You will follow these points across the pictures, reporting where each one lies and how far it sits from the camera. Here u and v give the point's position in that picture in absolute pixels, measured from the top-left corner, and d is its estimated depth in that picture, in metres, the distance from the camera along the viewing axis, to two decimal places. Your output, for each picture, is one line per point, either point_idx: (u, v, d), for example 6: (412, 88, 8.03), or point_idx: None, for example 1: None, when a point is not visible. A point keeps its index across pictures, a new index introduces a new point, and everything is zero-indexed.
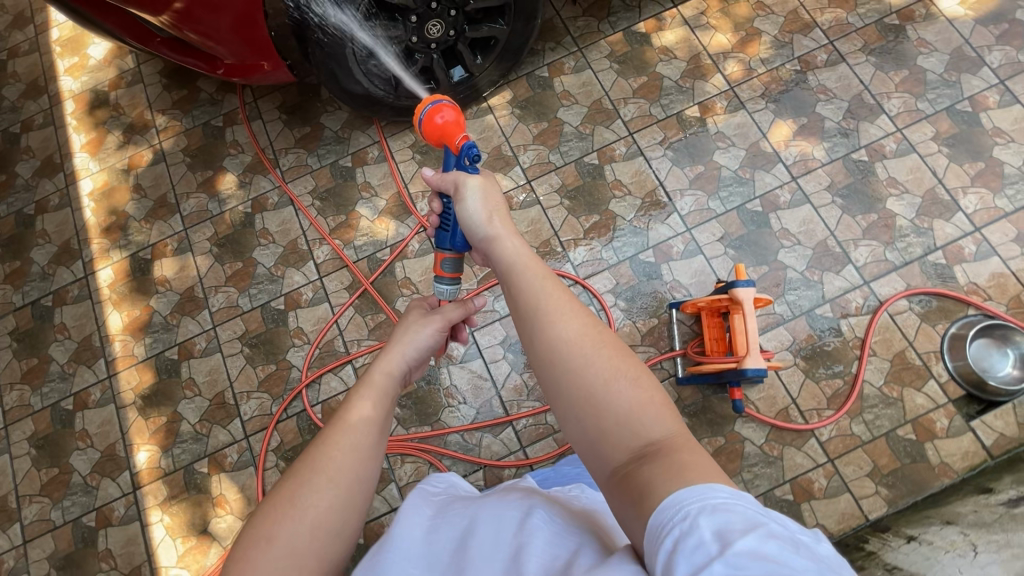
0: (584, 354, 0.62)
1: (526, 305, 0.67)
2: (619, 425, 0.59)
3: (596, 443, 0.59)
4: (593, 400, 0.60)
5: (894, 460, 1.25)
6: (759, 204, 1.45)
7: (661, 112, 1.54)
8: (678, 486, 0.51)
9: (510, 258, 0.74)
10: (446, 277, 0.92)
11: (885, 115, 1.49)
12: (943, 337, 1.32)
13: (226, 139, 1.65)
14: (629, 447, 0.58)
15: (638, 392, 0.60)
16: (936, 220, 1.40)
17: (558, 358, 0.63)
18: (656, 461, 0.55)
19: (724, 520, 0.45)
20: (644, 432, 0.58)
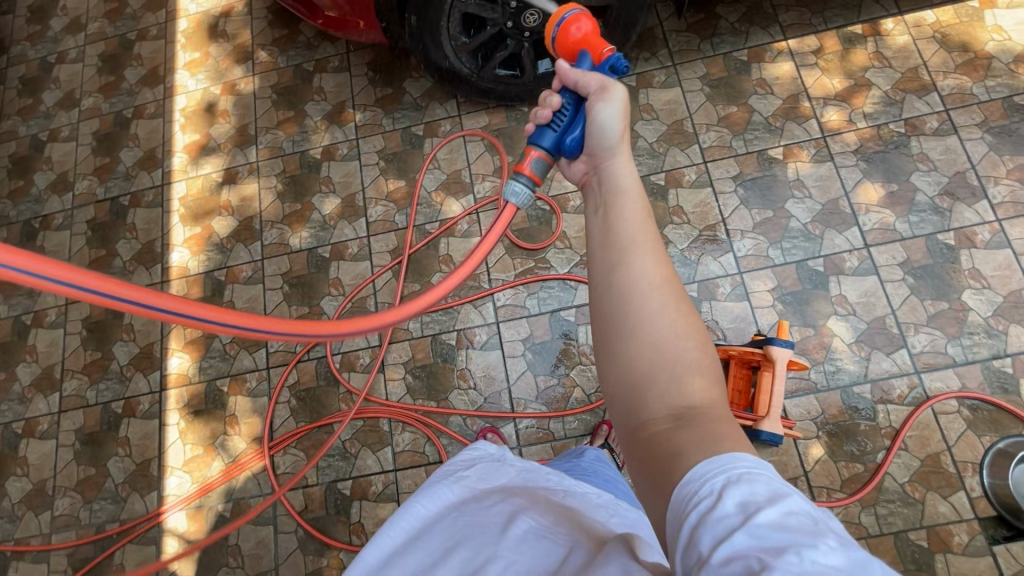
0: (658, 301, 0.58)
1: (616, 242, 0.62)
2: (670, 385, 0.55)
3: (637, 395, 0.57)
4: (654, 350, 0.57)
5: (896, 562, 1.18)
6: (822, 264, 1.38)
7: (742, 147, 1.48)
8: (704, 454, 0.48)
9: (618, 190, 0.67)
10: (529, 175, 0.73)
11: (986, 200, 1.37)
12: (986, 449, 1.23)
13: (313, 85, 1.71)
14: (666, 403, 0.55)
15: (698, 357, 0.57)
16: (1013, 325, 1.29)
17: (634, 302, 0.58)
18: (695, 425, 0.52)
19: (747, 490, 0.42)
20: (689, 393, 0.55)
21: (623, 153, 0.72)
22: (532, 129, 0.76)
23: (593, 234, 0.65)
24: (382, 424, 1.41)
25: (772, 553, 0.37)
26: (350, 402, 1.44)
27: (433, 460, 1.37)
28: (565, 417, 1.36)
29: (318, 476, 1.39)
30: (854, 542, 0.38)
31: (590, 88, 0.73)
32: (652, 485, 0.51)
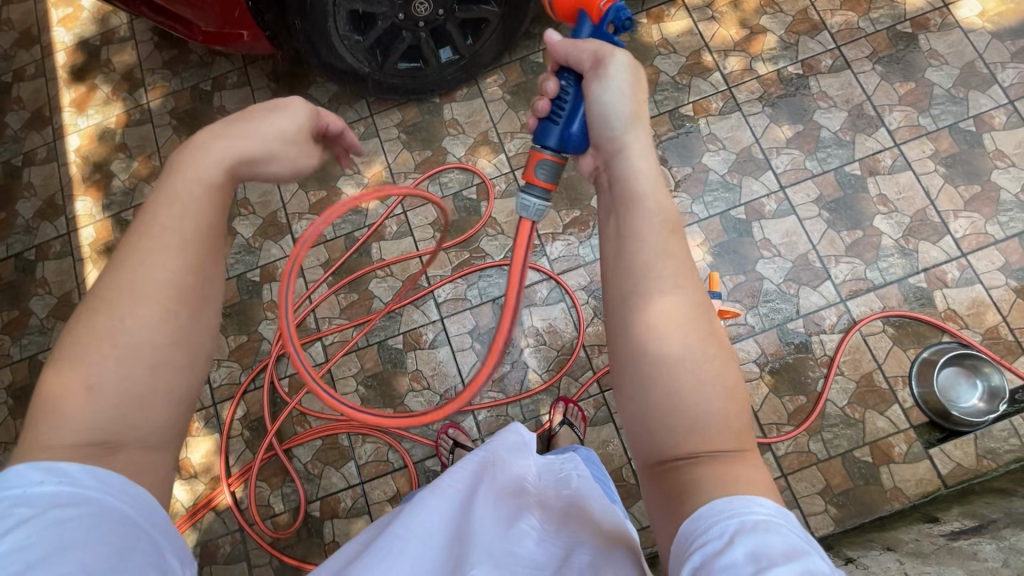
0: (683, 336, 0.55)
1: (633, 265, 0.59)
2: (693, 422, 0.53)
3: (653, 427, 0.55)
4: (679, 387, 0.54)
5: (846, 481, 1.25)
6: (743, 212, 1.42)
7: (653, 109, 1.50)
8: (719, 494, 0.50)
9: (637, 198, 0.63)
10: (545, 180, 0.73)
11: (884, 128, 1.44)
12: (912, 361, 1.31)
13: (213, 104, 1.63)
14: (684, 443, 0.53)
15: (726, 400, 0.55)
16: (922, 242, 1.37)
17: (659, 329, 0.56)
18: (717, 466, 0.52)
19: (761, 540, 0.45)
20: (713, 436, 0.53)
21: (639, 151, 0.67)
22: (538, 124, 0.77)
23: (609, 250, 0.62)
24: (342, 440, 1.39)
25: None
26: (305, 423, 1.41)
27: (398, 467, 1.36)
28: (522, 401, 1.38)
29: (285, 503, 1.36)
30: None
31: (585, 62, 0.74)
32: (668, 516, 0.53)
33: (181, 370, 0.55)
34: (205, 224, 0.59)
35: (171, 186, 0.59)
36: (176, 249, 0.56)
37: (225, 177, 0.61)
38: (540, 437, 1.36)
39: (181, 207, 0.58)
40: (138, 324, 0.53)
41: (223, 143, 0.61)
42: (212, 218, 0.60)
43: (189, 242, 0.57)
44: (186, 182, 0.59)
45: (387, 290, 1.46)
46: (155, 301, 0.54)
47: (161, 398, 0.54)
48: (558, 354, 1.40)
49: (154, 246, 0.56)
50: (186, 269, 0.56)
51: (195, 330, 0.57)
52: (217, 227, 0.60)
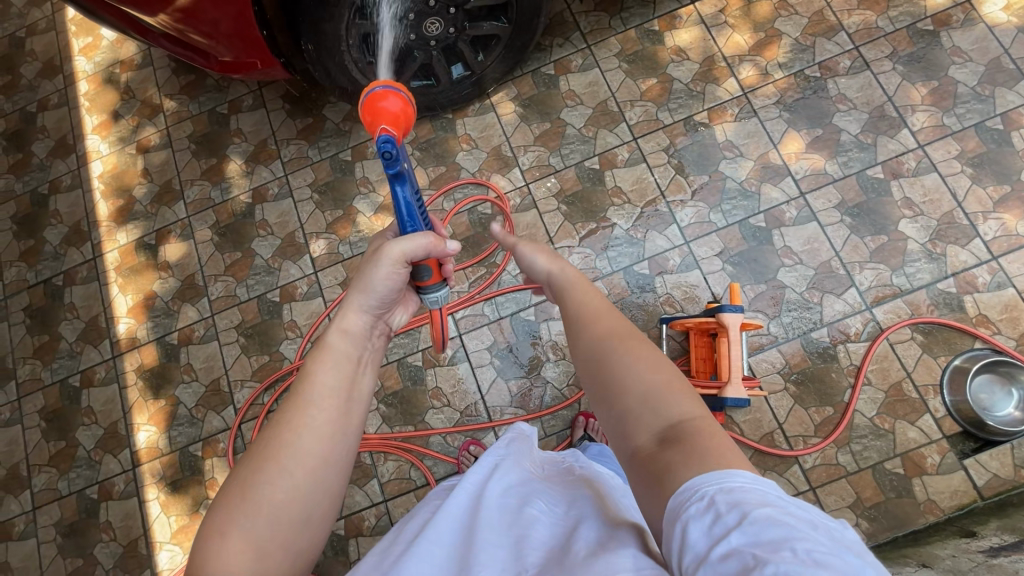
0: (608, 347, 0.61)
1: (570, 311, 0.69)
2: (641, 408, 0.55)
3: (619, 431, 0.56)
4: (620, 390, 0.58)
5: (878, 493, 1.23)
6: (763, 220, 1.40)
7: (668, 117, 1.49)
8: (695, 469, 0.48)
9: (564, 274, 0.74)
10: (431, 279, 0.75)
11: (907, 129, 1.40)
12: (943, 369, 1.27)
13: (230, 127, 1.65)
14: (648, 432, 0.54)
15: (659, 379, 0.57)
16: (950, 246, 1.33)
17: (600, 361, 0.60)
18: (682, 445, 0.51)
19: (739, 495, 0.43)
20: (667, 416, 0.54)
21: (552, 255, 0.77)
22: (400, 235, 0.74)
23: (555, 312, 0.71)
24: (365, 458, 1.40)
25: (768, 549, 0.39)
26: None
27: (420, 484, 1.37)
28: (542, 416, 1.37)
29: None
30: (853, 551, 0.39)
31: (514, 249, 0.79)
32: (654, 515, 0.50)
33: (310, 519, 0.56)
34: (350, 378, 0.63)
35: (324, 348, 0.64)
36: (334, 406, 0.60)
37: (362, 335, 0.67)
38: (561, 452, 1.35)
39: (335, 365, 0.62)
40: (300, 472, 0.56)
41: (362, 306, 0.67)
42: (362, 378, 0.64)
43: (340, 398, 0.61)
44: (338, 344, 0.64)
45: None
46: (309, 459, 0.57)
47: (298, 544, 0.56)
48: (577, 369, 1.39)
49: (314, 409, 0.59)
50: (332, 426, 0.59)
51: (328, 478, 0.58)
52: (368, 387, 0.65)
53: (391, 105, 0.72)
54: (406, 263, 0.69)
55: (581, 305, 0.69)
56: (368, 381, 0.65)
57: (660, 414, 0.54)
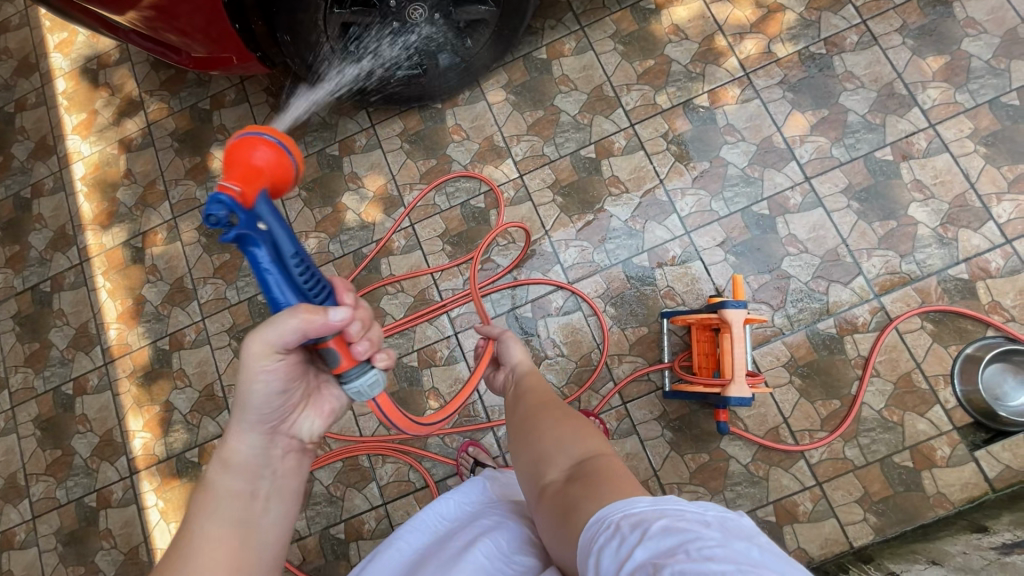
0: (534, 408, 0.77)
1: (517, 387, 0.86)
2: (555, 453, 0.68)
3: (540, 474, 0.67)
4: (539, 442, 0.71)
5: (886, 487, 1.20)
6: (767, 207, 1.35)
7: (666, 101, 1.42)
8: (600, 500, 0.55)
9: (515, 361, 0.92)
10: (345, 364, 0.69)
11: (918, 107, 1.34)
12: (955, 359, 1.23)
13: (213, 124, 1.60)
14: (560, 472, 0.65)
15: (568, 429, 0.71)
16: (963, 230, 1.28)
17: (531, 421, 0.75)
18: (586, 472, 0.63)
19: (639, 514, 0.50)
20: (574, 458, 0.66)
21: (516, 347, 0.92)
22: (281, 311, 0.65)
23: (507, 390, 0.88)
24: (362, 461, 1.38)
25: (665, 555, 0.44)
26: (325, 445, 1.40)
27: (419, 486, 1.35)
28: None
29: (310, 525, 1.36)
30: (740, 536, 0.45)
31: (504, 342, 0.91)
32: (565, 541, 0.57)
33: None
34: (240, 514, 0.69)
35: (212, 491, 0.69)
36: (234, 538, 0.67)
37: (248, 466, 0.71)
38: None
39: (235, 493, 0.69)
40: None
41: (243, 432, 0.70)
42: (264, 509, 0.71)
43: (240, 527, 0.68)
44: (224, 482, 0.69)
45: (398, 306, 1.43)
46: None
47: None
48: (576, 366, 1.35)
49: (206, 548, 0.65)
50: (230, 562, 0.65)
51: None
52: (265, 521, 0.71)
53: (255, 153, 0.62)
54: (278, 352, 0.66)
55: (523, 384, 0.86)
56: (265, 512, 0.71)
57: (563, 455, 0.68)
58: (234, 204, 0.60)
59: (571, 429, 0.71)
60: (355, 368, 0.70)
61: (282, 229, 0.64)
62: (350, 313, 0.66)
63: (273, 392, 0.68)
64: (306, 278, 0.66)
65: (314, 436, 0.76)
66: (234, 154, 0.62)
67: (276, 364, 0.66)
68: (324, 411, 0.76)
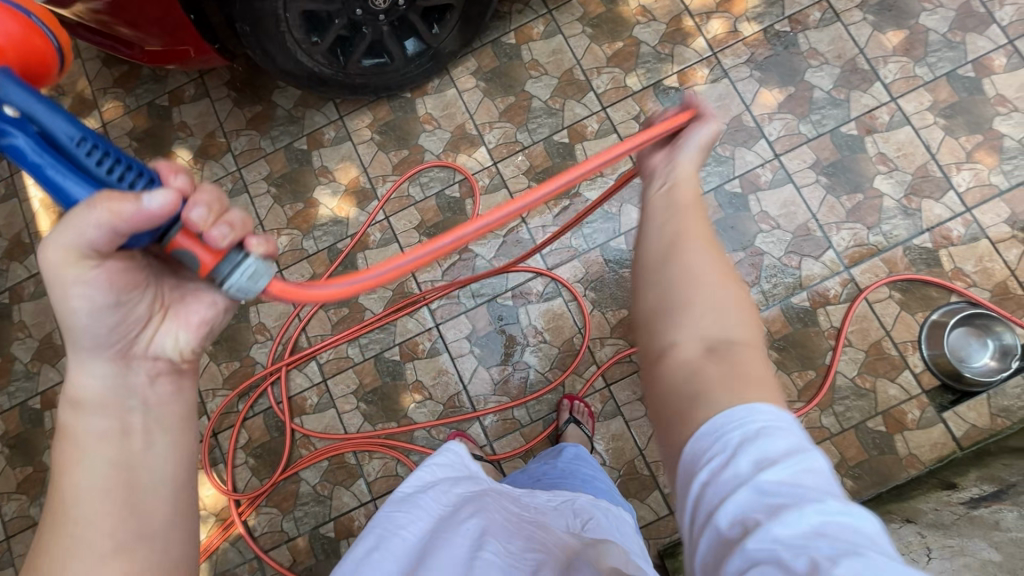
0: (689, 243, 0.57)
1: (665, 198, 0.62)
2: (688, 305, 0.53)
3: (656, 323, 0.55)
4: (676, 296, 0.54)
5: (861, 452, 1.24)
6: (739, 185, 1.36)
7: (636, 83, 1.42)
8: (731, 403, 0.47)
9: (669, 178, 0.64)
10: (208, 260, 0.54)
11: (880, 82, 1.37)
12: (921, 325, 1.27)
13: (173, 120, 1.54)
14: (692, 339, 0.52)
15: (723, 288, 0.54)
16: (925, 200, 1.32)
17: (676, 258, 0.56)
18: (726, 363, 0.50)
19: (762, 448, 0.43)
20: (721, 329, 0.52)
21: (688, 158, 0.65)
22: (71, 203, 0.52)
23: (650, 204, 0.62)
24: (349, 458, 1.37)
25: (772, 506, 0.40)
26: (310, 445, 1.38)
27: (408, 479, 1.35)
28: (527, 402, 1.34)
29: (299, 526, 1.35)
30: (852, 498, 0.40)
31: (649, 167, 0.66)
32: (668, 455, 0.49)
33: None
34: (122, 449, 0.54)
35: (67, 434, 0.54)
36: (117, 486, 0.52)
37: (104, 398, 0.55)
38: (549, 437, 1.33)
39: (99, 433, 0.54)
40: (97, 566, 0.49)
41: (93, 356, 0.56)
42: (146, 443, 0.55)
43: (120, 470, 0.53)
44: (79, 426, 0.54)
45: (377, 301, 1.42)
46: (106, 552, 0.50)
47: None
48: (559, 352, 1.36)
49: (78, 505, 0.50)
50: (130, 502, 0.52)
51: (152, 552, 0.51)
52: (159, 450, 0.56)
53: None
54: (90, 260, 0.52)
55: (676, 197, 0.61)
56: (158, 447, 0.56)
57: (683, 336, 0.52)
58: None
59: (710, 307, 0.53)
60: (222, 265, 0.54)
61: (35, 103, 0.53)
62: (172, 197, 0.51)
63: (103, 306, 0.54)
64: (99, 160, 0.53)
65: (184, 352, 0.59)
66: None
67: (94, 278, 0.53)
68: (192, 322, 0.59)
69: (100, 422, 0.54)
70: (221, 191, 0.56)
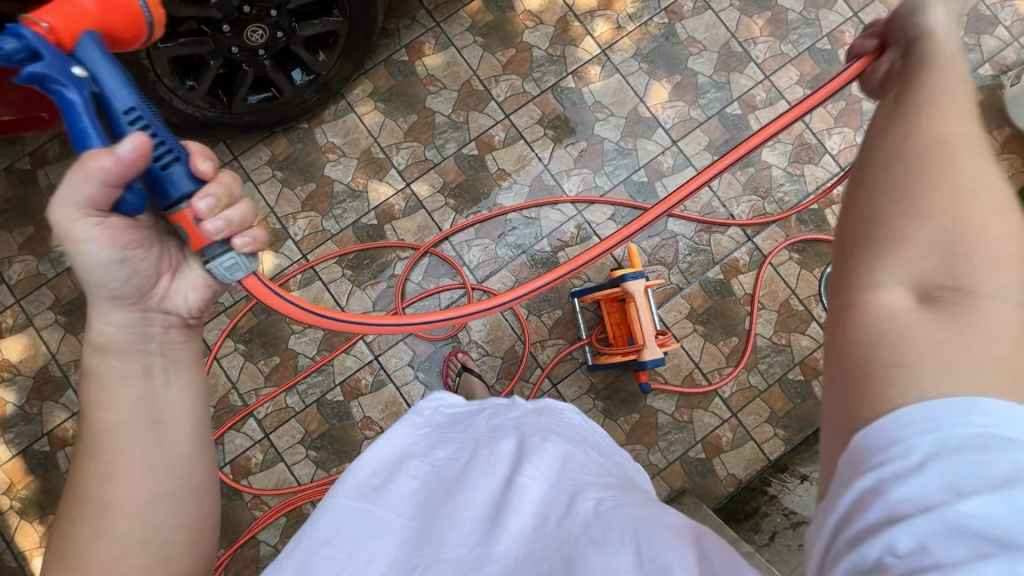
0: (944, 167, 0.46)
1: (919, 95, 0.52)
2: (964, 228, 0.43)
3: (951, 251, 0.43)
4: (907, 180, 0.46)
5: (787, 402, 1.36)
6: (645, 174, 1.43)
7: (535, 88, 1.45)
8: (950, 388, 0.39)
9: (928, 99, 0.51)
10: (196, 241, 0.57)
11: (753, 62, 1.48)
12: (820, 279, 1.41)
13: (40, 185, 1.38)
14: (919, 243, 0.44)
15: (1006, 220, 0.44)
16: (807, 166, 1.45)
17: (908, 175, 0.46)
18: (954, 315, 0.42)
19: (969, 466, 0.36)
20: (981, 249, 0.43)
21: (946, 80, 0.53)
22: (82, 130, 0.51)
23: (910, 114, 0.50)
24: (308, 509, 1.32)
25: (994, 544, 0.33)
26: (263, 505, 1.32)
27: None
28: None
29: None
30: None
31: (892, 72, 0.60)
32: (844, 398, 0.43)
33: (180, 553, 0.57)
34: (141, 407, 0.57)
35: (93, 374, 0.58)
36: (139, 421, 0.56)
37: (130, 342, 0.59)
38: None
39: (119, 376, 0.57)
40: (129, 516, 0.55)
41: (103, 299, 0.58)
42: (160, 389, 0.58)
43: (143, 408, 0.57)
44: (100, 369, 0.58)
45: (309, 343, 1.36)
46: (131, 508, 0.55)
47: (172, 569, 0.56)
48: (501, 360, 1.38)
49: (114, 455, 0.55)
50: (163, 459, 0.57)
51: (168, 512, 0.56)
52: (175, 392, 0.59)
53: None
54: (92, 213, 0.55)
55: (930, 96, 0.51)
56: (174, 387, 0.59)
57: (892, 271, 0.44)
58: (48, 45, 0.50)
59: (948, 198, 0.44)
60: (208, 251, 0.58)
61: (109, 71, 0.53)
62: (143, 141, 0.52)
63: (107, 262, 0.56)
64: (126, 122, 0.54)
65: (193, 310, 0.62)
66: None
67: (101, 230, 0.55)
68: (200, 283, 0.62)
69: (154, 388, 0.58)
70: (234, 183, 0.59)
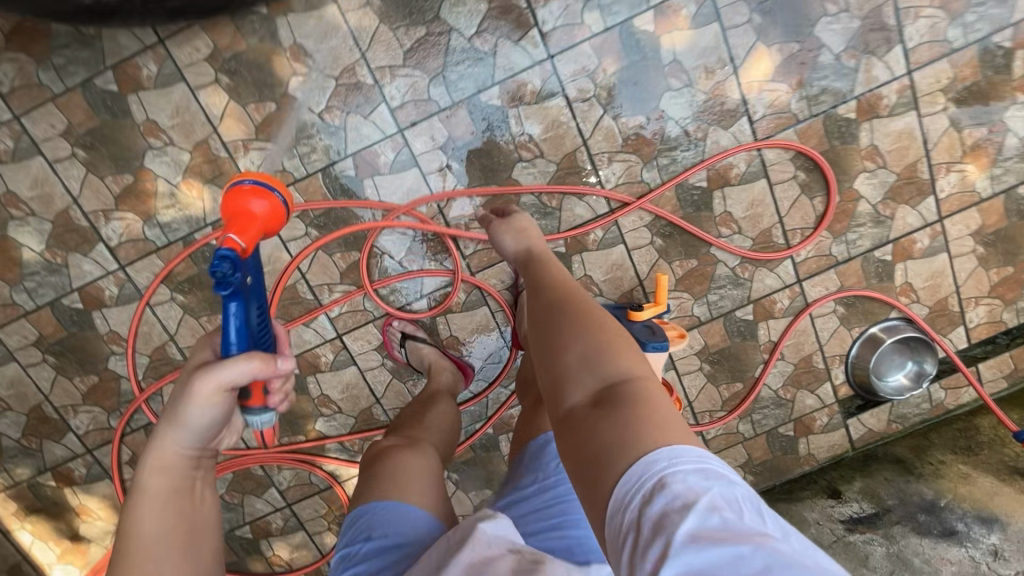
0: (571, 324, 0.69)
1: (554, 283, 0.82)
2: (595, 356, 0.62)
3: (595, 371, 0.61)
4: (554, 344, 0.67)
5: (767, 452, 1.31)
6: (704, 178, 1.12)
7: (598, 21, 1.03)
8: (640, 439, 0.50)
9: (546, 277, 0.85)
10: (251, 401, 0.63)
11: (899, 47, 1.07)
12: (855, 340, 1.24)
13: None
14: (593, 387, 0.59)
15: (605, 324, 0.68)
16: (901, 207, 1.16)
17: (560, 343, 0.66)
18: (622, 405, 0.55)
19: (673, 477, 0.46)
20: (619, 368, 0.60)
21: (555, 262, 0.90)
22: (232, 324, 0.60)
23: (541, 293, 0.80)
24: (256, 470, 1.25)
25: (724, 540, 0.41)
26: None
27: (322, 488, 1.27)
28: None
29: None
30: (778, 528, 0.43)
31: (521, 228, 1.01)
32: (593, 476, 0.51)
33: None
34: (179, 513, 0.58)
35: (143, 485, 0.59)
36: (177, 527, 0.58)
37: (181, 474, 0.60)
38: (472, 446, 1.26)
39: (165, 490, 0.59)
40: None
41: (177, 439, 0.60)
42: (199, 506, 0.60)
43: (183, 527, 0.58)
44: (152, 483, 0.59)
45: None
46: None
47: None
48: (482, 362, 1.21)
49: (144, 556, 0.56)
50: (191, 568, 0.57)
51: None
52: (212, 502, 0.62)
53: (248, 204, 0.64)
54: (227, 392, 0.59)
55: (552, 283, 0.81)
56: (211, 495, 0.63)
57: (579, 397, 0.59)
58: (241, 258, 0.60)
59: (581, 352, 0.64)
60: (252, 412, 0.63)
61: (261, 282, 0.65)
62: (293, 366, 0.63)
63: (208, 420, 0.59)
64: (258, 321, 0.63)
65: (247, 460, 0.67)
66: (236, 199, 0.64)
67: (224, 404, 0.59)
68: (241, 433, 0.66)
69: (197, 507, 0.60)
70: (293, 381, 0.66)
